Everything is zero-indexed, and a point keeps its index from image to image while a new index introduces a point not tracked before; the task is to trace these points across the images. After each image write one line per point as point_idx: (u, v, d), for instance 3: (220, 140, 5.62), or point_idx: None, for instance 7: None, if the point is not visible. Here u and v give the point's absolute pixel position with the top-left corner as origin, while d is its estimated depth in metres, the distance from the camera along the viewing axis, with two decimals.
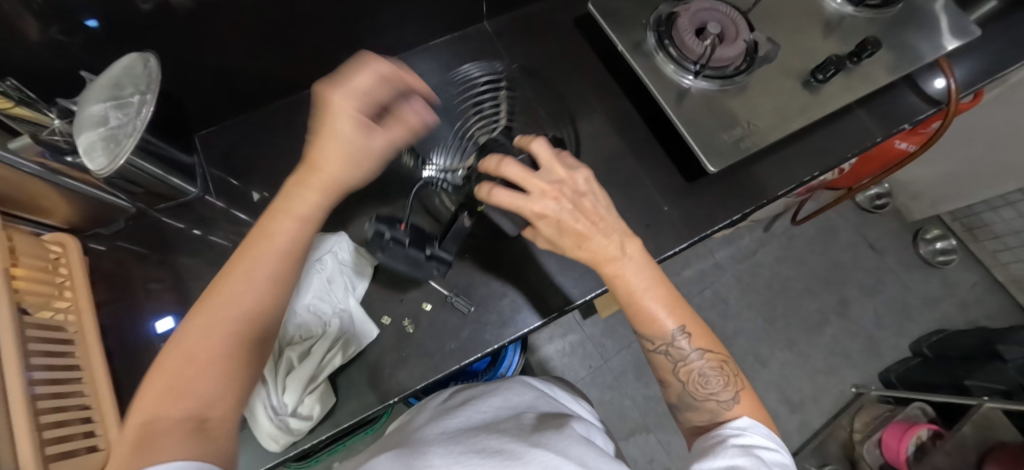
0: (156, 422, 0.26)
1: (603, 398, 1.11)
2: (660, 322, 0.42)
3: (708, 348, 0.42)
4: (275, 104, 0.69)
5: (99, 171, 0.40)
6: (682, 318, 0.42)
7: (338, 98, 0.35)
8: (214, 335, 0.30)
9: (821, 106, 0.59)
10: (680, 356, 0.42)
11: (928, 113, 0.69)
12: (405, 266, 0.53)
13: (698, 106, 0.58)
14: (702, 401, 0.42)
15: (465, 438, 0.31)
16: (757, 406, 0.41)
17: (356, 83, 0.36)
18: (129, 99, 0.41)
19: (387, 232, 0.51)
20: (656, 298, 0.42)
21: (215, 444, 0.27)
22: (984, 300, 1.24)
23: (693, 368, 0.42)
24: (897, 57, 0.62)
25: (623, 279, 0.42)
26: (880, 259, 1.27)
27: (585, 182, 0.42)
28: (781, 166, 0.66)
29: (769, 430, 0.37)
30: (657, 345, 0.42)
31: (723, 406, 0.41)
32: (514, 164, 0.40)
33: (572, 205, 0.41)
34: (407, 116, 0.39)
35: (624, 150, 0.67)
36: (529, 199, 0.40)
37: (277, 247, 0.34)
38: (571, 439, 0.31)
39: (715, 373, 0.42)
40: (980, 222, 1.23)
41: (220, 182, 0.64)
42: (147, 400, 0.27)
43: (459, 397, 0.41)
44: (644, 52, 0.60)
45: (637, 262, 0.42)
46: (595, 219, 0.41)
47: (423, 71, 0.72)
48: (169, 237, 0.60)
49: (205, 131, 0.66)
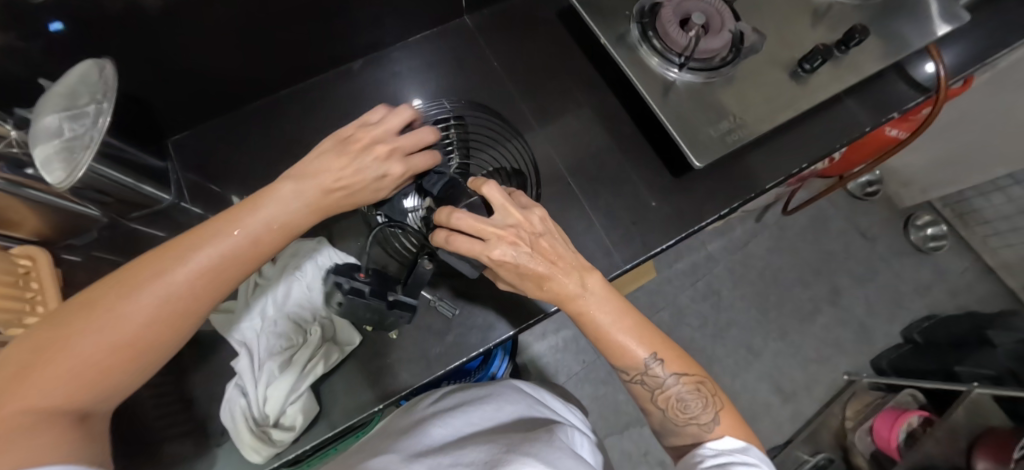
0: (33, 405, 0.27)
1: (597, 393, 1.10)
2: (631, 353, 0.41)
3: (682, 372, 0.41)
4: (251, 107, 0.67)
5: (59, 185, 0.37)
6: (654, 344, 0.41)
7: (369, 133, 0.42)
8: (115, 317, 0.30)
9: (808, 96, 0.58)
10: (656, 383, 0.41)
11: (918, 101, 0.68)
12: (369, 317, 0.50)
13: (685, 99, 0.57)
14: (683, 425, 0.41)
15: (452, 449, 0.31)
16: (742, 424, 0.40)
17: (415, 134, 0.44)
18: (85, 109, 0.38)
19: (346, 283, 0.48)
20: (622, 328, 0.41)
21: (89, 434, 0.29)
22: (974, 285, 1.24)
23: (670, 394, 0.41)
24: (886, 45, 0.60)
25: (590, 317, 0.41)
26: (872, 246, 1.26)
27: (541, 222, 0.42)
28: (768, 159, 0.65)
29: (758, 449, 0.37)
30: (633, 376, 0.42)
31: (704, 429, 0.40)
32: (465, 215, 0.39)
33: (528, 248, 0.40)
34: (427, 157, 0.45)
35: (610, 146, 0.66)
36: (486, 247, 0.39)
37: (227, 246, 0.35)
38: (560, 450, 0.30)
39: (693, 396, 0.41)
40: (971, 207, 1.22)
41: (198, 188, 0.63)
42: (20, 356, 0.28)
43: (451, 401, 0.40)
44: (629, 44, 0.59)
45: (600, 296, 0.41)
46: (555, 258, 0.41)
47: (404, 69, 0.70)
48: (148, 245, 0.59)
49: (178, 136, 0.64)
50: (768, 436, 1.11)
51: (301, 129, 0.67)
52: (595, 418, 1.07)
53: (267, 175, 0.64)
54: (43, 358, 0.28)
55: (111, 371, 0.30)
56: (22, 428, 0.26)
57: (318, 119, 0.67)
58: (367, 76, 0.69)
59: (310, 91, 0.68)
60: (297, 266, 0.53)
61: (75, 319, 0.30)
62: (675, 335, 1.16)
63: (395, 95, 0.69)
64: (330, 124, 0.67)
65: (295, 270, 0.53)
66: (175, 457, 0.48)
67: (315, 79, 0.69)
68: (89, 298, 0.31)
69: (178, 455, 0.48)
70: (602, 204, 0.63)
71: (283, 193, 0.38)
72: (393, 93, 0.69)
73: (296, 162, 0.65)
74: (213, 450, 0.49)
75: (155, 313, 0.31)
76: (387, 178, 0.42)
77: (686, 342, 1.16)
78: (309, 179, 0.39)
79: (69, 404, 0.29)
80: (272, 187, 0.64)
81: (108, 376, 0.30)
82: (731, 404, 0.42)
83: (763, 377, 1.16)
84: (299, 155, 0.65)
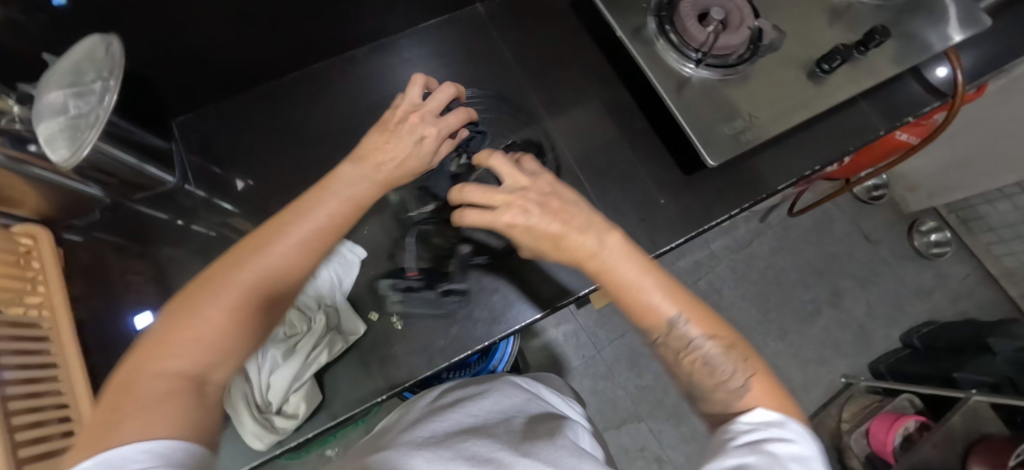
0: (160, 375, 0.25)
1: (597, 388, 1.09)
2: (651, 311, 0.36)
3: (711, 333, 0.35)
4: (257, 90, 0.66)
5: (63, 163, 0.36)
6: (678, 301, 0.37)
7: (410, 110, 0.42)
8: (228, 288, 0.29)
9: (824, 97, 0.57)
10: (681, 344, 0.35)
11: (933, 106, 0.67)
12: (427, 311, 0.54)
13: (699, 95, 0.56)
14: (712, 392, 0.34)
15: (451, 443, 0.30)
16: (786, 400, 0.33)
17: (438, 96, 0.43)
18: (91, 86, 0.37)
19: (399, 282, 0.54)
20: (640, 283, 0.37)
21: (210, 411, 0.25)
22: (975, 292, 1.23)
23: (697, 357, 0.35)
24: (904, 48, 0.59)
25: (613, 271, 0.38)
26: (875, 250, 1.25)
27: (548, 184, 0.41)
28: (779, 160, 0.64)
29: (799, 424, 0.30)
30: (657, 337, 0.36)
31: (733, 396, 0.33)
32: (475, 186, 0.39)
33: (542, 212, 0.39)
34: (461, 111, 0.45)
35: (621, 141, 0.65)
36: (498, 214, 0.39)
37: (315, 220, 0.34)
38: (562, 448, 0.30)
39: (723, 358, 0.34)
40: (975, 215, 1.21)
41: (203, 171, 0.62)
42: (146, 338, 0.26)
43: (454, 398, 0.40)
44: (644, 38, 0.58)
45: (615, 250, 0.38)
46: (567, 217, 0.39)
47: (414, 55, 0.69)
48: (150, 227, 0.58)
49: (183, 117, 0.64)
50: None
51: (308, 115, 0.65)
52: (593, 413, 1.07)
53: (273, 159, 0.63)
54: (167, 333, 0.26)
55: (227, 345, 0.28)
56: (159, 395, 0.23)
57: (326, 104, 0.66)
58: (377, 62, 0.68)
59: (319, 75, 0.67)
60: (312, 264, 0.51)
61: (192, 295, 0.28)
62: None
63: (403, 81, 0.67)
64: (338, 110, 0.66)
65: None
66: None
67: (324, 63, 0.67)
68: (200, 280, 0.29)
69: None
70: (610, 200, 0.62)
71: (348, 176, 0.38)
72: (402, 80, 0.68)
73: (303, 148, 0.64)
74: None
75: (259, 284, 0.30)
76: (428, 140, 0.41)
77: None
78: (364, 161, 0.39)
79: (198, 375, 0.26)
80: (277, 172, 0.63)
81: (227, 350, 0.28)
82: (773, 375, 0.34)
83: None
84: (305, 141, 0.64)
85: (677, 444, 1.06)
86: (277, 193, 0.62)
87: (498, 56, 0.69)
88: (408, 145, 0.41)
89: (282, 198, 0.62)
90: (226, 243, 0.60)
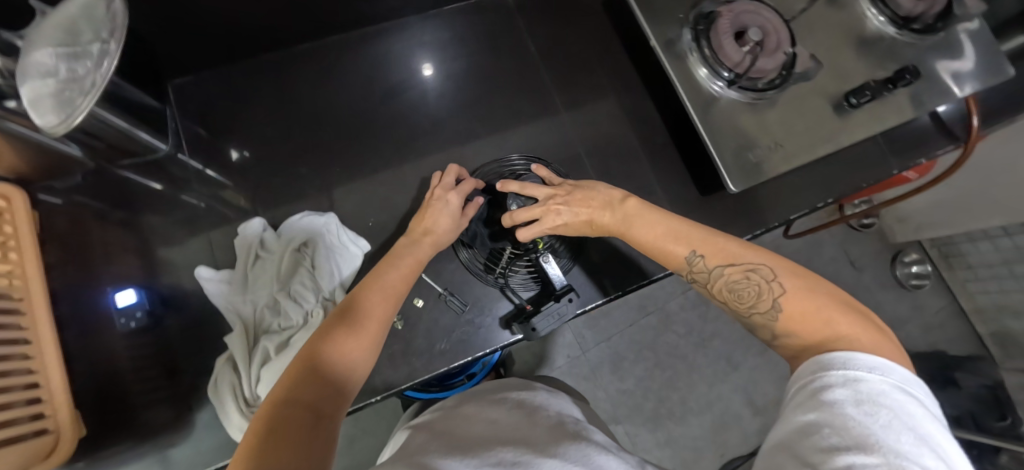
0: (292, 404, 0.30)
1: (581, 388, 1.10)
2: (671, 250, 0.41)
3: (728, 262, 0.39)
4: (264, 57, 0.61)
5: (51, 131, 0.32)
6: (693, 241, 0.41)
7: (435, 188, 0.53)
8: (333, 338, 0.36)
9: (850, 132, 0.56)
10: (705, 277, 0.40)
11: (947, 149, 0.66)
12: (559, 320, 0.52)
13: (726, 117, 0.55)
14: (748, 316, 0.37)
15: (478, 449, 0.30)
16: (828, 303, 0.33)
17: (449, 172, 0.54)
18: (88, 49, 0.33)
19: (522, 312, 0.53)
20: (656, 235, 0.43)
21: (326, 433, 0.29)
22: (947, 326, 1.15)
23: (720, 286, 0.39)
24: (931, 88, 0.57)
25: (630, 227, 0.44)
26: (859, 277, 1.16)
27: (569, 187, 0.49)
28: (793, 189, 0.63)
29: (864, 355, 0.29)
30: (686, 275, 0.42)
31: (768, 317, 0.36)
32: (518, 210, 0.48)
33: (575, 218, 0.47)
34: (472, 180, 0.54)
35: (639, 153, 0.64)
36: (543, 223, 0.47)
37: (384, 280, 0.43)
38: (589, 448, 0.30)
39: (745, 282, 0.37)
40: (958, 251, 1.10)
41: (197, 139, 0.58)
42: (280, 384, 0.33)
43: (474, 403, 0.39)
44: (677, 52, 0.56)
45: (639, 210, 0.44)
46: (588, 204, 0.47)
47: (434, 39, 0.65)
48: (137, 195, 0.55)
49: (180, 80, 0.59)
50: (735, 446, 1.09)
51: (317, 93, 0.61)
52: None
53: (276, 133, 0.60)
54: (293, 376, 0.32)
55: (333, 381, 0.33)
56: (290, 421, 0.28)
57: (339, 81, 0.62)
58: (393, 42, 0.64)
59: (333, 48, 0.63)
60: (314, 269, 0.53)
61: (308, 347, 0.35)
62: (658, 341, 1.14)
63: (419, 66, 0.64)
64: (350, 89, 0.62)
65: (309, 265, 0.53)
66: (154, 421, 0.48)
67: (339, 37, 0.63)
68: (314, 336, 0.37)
69: (159, 418, 0.48)
70: None
71: (405, 245, 0.48)
72: (418, 64, 0.64)
73: (310, 126, 0.60)
74: (193, 417, 0.48)
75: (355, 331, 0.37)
76: (454, 202, 0.50)
77: (669, 348, 1.14)
78: (413, 232, 0.50)
79: (310, 407, 0.30)
80: (278, 147, 0.59)
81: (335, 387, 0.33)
82: (807, 283, 0.35)
83: (738, 390, 1.12)
84: (314, 119, 0.61)
85: (650, 449, 1.07)
86: (276, 170, 0.59)
87: (520, 50, 0.66)
88: (442, 209, 0.50)
89: (283, 177, 0.59)
90: (217, 217, 0.56)
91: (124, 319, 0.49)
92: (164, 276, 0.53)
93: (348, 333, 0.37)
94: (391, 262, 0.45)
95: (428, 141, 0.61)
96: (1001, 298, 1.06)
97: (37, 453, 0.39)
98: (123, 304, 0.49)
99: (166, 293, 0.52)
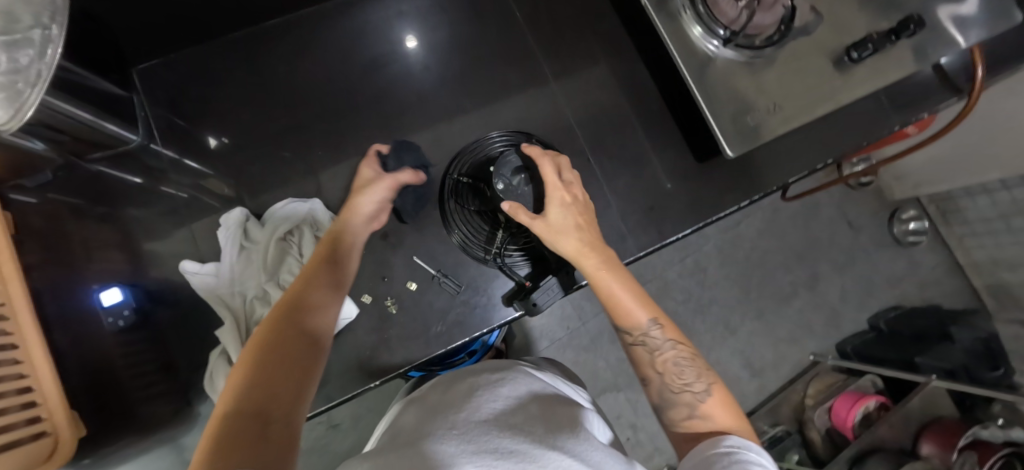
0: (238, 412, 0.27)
1: (579, 358, 1.11)
2: (635, 314, 0.40)
3: (680, 340, 0.40)
4: (234, 35, 0.58)
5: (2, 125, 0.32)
6: (656, 311, 0.41)
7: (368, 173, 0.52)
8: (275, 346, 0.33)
9: (850, 88, 0.53)
10: (654, 346, 0.40)
11: (949, 101, 0.64)
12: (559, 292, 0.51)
13: (722, 78, 0.52)
14: (676, 393, 0.38)
15: (476, 433, 0.28)
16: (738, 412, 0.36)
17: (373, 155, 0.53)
18: (27, 35, 0.31)
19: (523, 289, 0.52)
20: (632, 294, 0.41)
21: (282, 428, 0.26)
22: (942, 281, 1.16)
23: (666, 357, 0.39)
24: (936, 37, 0.55)
25: (602, 276, 0.41)
26: (855, 237, 1.16)
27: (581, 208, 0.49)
28: (792, 151, 0.62)
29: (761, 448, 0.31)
30: (635, 337, 0.41)
31: (698, 398, 0.37)
32: (565, 160, 0.48)
33: (582, 210, 0.45)
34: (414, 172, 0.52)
35: (632, 121, 0.61)
36: (566, 184, 0.46)
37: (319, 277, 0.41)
38: (588, 443, 0.30)
39: (688, 364, 0.39)
40: (955, 206, 1.09)
41: (170, 127, 0.55)
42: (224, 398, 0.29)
43: (470, 383, 0.38)
44: (669, 11, 0.53)
45: (623, 274, 0.42)
46: (590, 223, 0.45)
47: (412, 7, 0.61)
48: (114, 189, 0.53)
49: (146, 64, 0.56)
50: None
51: (293, 72, 0.58)
52: None
53: (252, 116, 0.57)
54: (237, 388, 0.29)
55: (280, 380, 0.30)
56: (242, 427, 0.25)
57: (314, 58, 0.59)
58: (367, 11, 0.60)
59: (306, 21, 0.59)
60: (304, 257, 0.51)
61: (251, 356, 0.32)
62: None
63: (398, 37, 0.60)
64: (327, 65, 0.59)
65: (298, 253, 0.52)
66: (155, 415, 0.48)
67: (312, 9, 0.60)
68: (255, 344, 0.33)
69: (159, 413, 0.48)
70: (621, 185, 0.60)
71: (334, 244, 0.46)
72: (397, 36, 0.60)
73: (287, 106, 0.58)
74: (193, 410, 0.48)
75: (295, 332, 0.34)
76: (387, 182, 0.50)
77: None
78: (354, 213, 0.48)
79: (255, 410, 0.27)
80: (255, 132, 0.57)
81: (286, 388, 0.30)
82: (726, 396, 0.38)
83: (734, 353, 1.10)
84: (292, 101, 0.58)
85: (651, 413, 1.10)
86: (255, 155, 0.56)
87: (504, 17, 0.63)
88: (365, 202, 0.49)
89: (263, 163, 0.56)
90: (199, 207, 0.55)
91: (112, 319, 0.48)
92: (151, 270, 0.52)
93: (293, 338, 0.34)
94: (328, 269, 0.42)
95: (413, 118, 0.59)
96: (996, 252, 1.06)
97: (39, 456, 0.39)
98: (109, 304, 0.48)
99: (153, 289, 0.51)
